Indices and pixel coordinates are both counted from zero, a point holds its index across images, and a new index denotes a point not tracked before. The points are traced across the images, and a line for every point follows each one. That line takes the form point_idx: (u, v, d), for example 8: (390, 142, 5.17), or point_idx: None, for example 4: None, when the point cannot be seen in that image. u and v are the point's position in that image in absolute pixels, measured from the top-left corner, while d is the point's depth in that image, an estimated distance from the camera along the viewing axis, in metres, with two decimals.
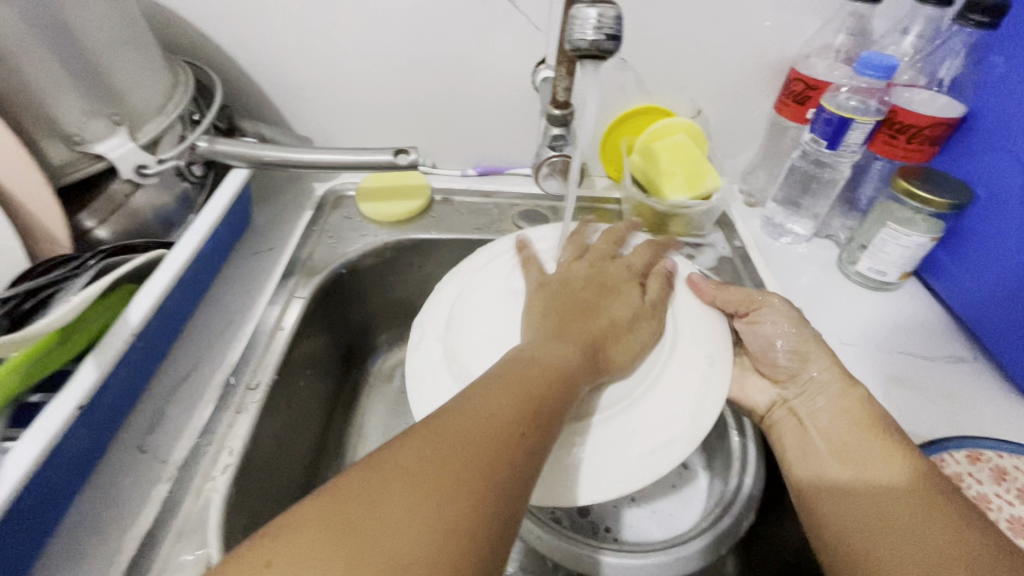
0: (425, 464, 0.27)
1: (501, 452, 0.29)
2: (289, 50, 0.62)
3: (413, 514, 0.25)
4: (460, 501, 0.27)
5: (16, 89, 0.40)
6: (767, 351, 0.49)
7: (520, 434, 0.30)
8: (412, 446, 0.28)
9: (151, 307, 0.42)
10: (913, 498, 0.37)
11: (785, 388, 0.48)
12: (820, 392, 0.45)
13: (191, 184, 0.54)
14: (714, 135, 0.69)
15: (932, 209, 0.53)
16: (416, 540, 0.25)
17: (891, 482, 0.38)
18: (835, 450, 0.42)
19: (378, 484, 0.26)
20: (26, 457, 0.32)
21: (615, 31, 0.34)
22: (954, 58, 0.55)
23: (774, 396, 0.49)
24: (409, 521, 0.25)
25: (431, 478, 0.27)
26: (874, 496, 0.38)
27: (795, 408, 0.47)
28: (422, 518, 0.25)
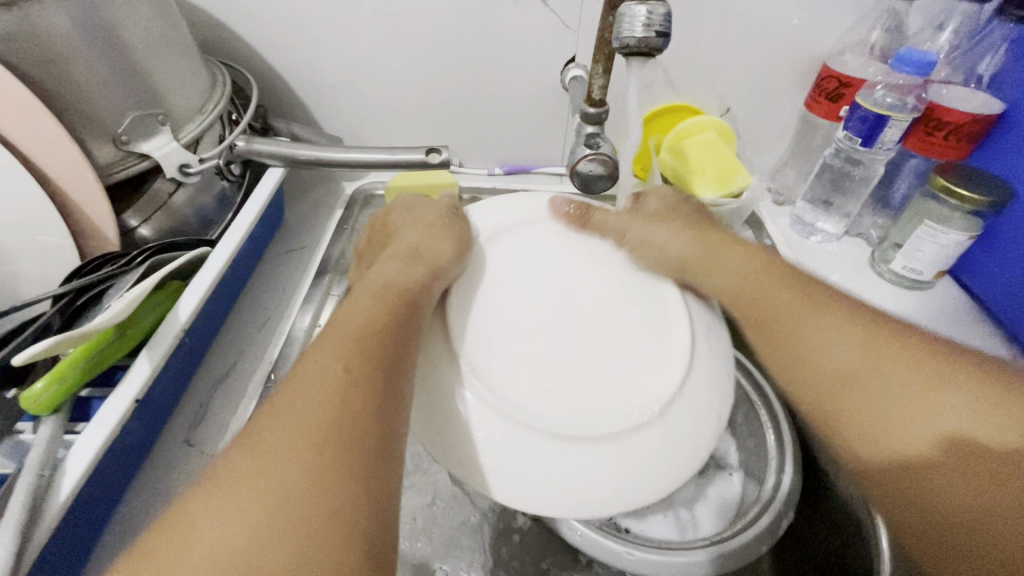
0: (278, 442, 0.26)
1: (336, 415, 0.27)
2: (321, 50, 0.62)
3: (253, 507, 0.24)
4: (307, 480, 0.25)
5: (65, 90, 0.41)
6: None
7: (347, 407, 0.28)
8: (270, 426, 0.27)
9: (198, 303, 0.42)
10: (985, 466, 0.29)
11: None
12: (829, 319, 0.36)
13: (229, 184, 0.55)
14: (742, 133, 0.69)
15: (970, 207, 0.52)
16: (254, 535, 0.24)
17: (960, 442, 0.30)
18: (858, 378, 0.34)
19: (233, 479, 0.25)
20: (88, 449, 0.33)
21: (664, 29, 0.34)
22: (993, 53, 0.55)
23: None
24: (255, 516, 0.24)
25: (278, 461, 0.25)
26: (911, 444, 0.31)
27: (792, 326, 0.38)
28: (276, 506, 0.24)
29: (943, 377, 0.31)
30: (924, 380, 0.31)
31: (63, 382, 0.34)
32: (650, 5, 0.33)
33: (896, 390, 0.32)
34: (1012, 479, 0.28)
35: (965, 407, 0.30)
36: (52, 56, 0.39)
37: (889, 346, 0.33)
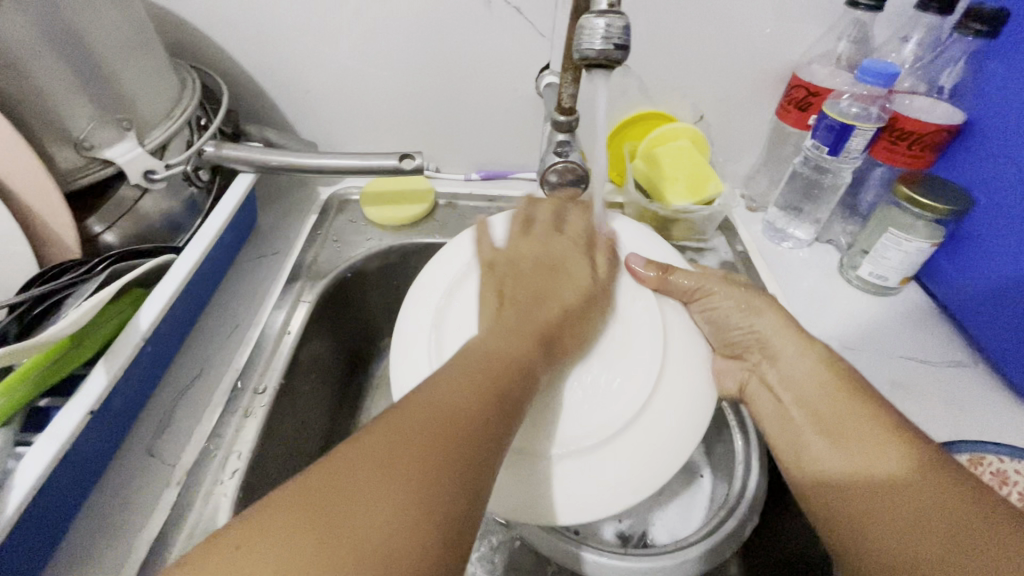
0: (391, 443, 0.27)
1: (475, 436, 0.30)
2: (295, 54, 0.62)
3: (426, 484, 0.26)
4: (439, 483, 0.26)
5: (25, 95, 0.40)
6: (722, 327, 0.48)
7: (489, 436, 0.30)
8: (399, 422, 0.29)
9: (160, 312, 0.42)
10: (913, 485, 0.34)
11: (756, 365, 0.47)
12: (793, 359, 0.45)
13: (198, 189, 0.54)
14: (716, 140, 0.70)
15: (932, 215, 0.53)
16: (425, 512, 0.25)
17: (891, 471, 0.35)
18: (823, 428, 0.40)
19: (346, 470, 0.26)
20: (39, 462, 0.32)
21: (623, 41, 0.34)
22: (953, 66, 0.56)
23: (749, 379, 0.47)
24: (406, 499, 0.25)
25: (375, 465, 0.26)
26: (870, 478, 0.36)
27: (766, 378, 0.46)
28: (411, 500, 0.25)
29: (884, 426, 0.37)
30: (856, 430, 0.38)
31: (14, 393, 0.34)
32: (609, 18, 0.34)
33: (848, 439, 0.38)
34: (931, 497, 0.33)
35: (888, 443, 0.37)
36: (9, 61, 0.38)
37: (848, 393, 0.40)
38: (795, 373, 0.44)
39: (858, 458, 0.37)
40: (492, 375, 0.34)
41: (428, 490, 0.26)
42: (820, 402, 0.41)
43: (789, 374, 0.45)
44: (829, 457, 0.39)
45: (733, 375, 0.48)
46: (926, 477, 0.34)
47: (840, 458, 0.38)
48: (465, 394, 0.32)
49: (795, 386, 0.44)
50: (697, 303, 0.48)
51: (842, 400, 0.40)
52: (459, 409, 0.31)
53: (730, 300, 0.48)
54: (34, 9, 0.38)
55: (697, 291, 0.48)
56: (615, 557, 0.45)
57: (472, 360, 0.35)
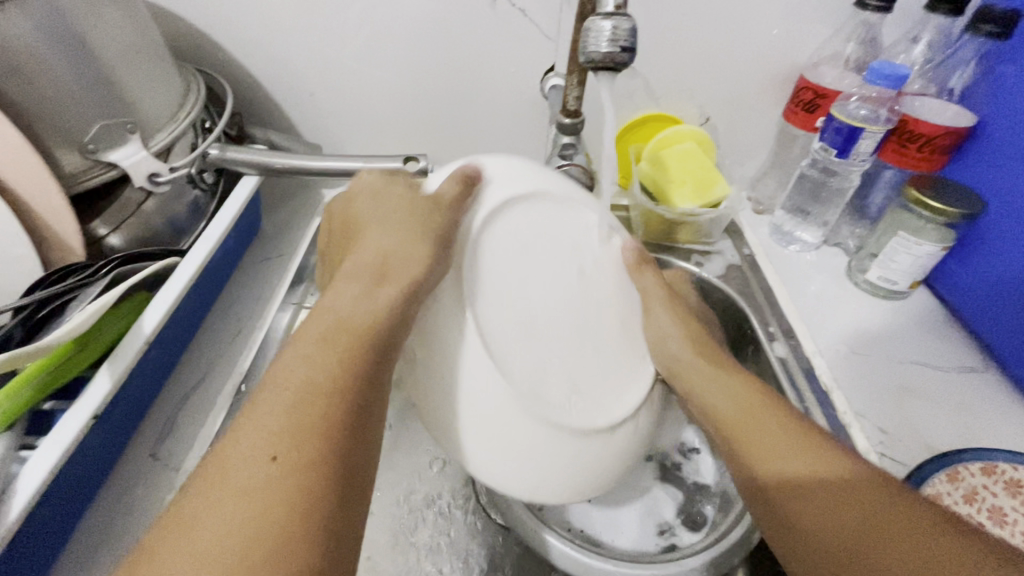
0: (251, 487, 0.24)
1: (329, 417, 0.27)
2: (301, 57, 0.62)
3: (271, 494, 0.24)
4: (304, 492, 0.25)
5: (30, 99, 0.40)
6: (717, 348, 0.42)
7: (307, 441, 0.26)
8: (258, 414, 0.27)
9: (164, 315, 0.42)
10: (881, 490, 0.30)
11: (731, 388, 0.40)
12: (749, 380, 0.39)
13: (201, 192, 0.54)
14: (722, 142, 0.69)
15: (943, 219, 0.52)
16: (268, 533, 0.23)
17: (840, 475, 0.31)
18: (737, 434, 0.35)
19: (200, 509, 0.24)
20: (42, 466, 0.32)
21: (629, 44, 0.34)
22: (963, 68, 0.55)
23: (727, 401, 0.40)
24: (247, 514, 0.24)
25: (267, 425, 0.26)
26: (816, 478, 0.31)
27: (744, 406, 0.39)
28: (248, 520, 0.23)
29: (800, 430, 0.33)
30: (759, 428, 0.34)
31: (18, 398, 0.33)
32: (615, 21, 0.33)
33: (754, 433, 0.34)
34: (849, 512, 0.29)
35: (810, 457, 0.32)
36: (17, 66, 0.39)
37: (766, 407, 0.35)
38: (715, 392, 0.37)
39: (781, 458, 0.33)
40: (311, 392, 0.28)
41: (261, 523, 0.23)
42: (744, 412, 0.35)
43: (712, 404, 0.37)
44: (756, 456, 0.34)
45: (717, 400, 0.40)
46: (886, 493, 0.30)
47: (759, 455, 0.33)
48: (286, 411, 0.27)
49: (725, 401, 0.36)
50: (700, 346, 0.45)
51: (745, 413, 0.35)
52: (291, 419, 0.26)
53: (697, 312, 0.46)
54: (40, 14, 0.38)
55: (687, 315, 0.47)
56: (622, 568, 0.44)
57: (286, 387, 0.28)
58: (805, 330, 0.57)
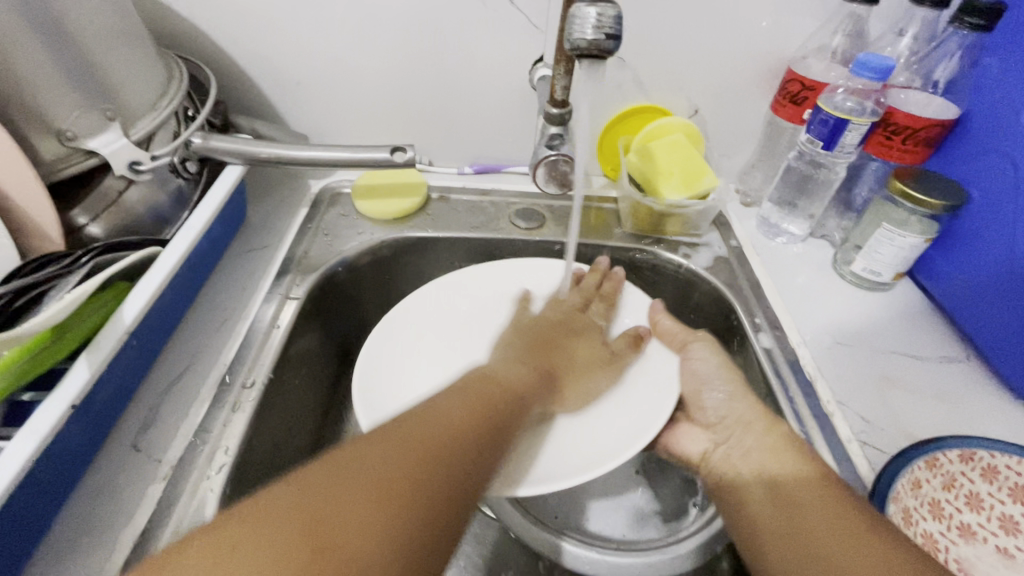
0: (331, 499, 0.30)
1: (462, 447, 0.36)
2: (285, 44, 0.61)
3: (401, 458, 0.33)
4: (427, 480, 0.33)
5: (3, 83, 0.39)
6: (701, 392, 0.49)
7: (425, 480, 0.33)
8: (417, 424, 0.36)
9: (145, 305, 0.41)
10: (827, 486, 0.39)
11: (714, 436, 0.48)
12: (739, 440, 0.46)
13: (185, 181, 0.53)
14: (710, 134, 0.69)
15: (926, 210, 0.53)
16: (399, 500, 0.31)
17: (807, 476, 0.40)
18: (744, 458, 0.45)
19: (354, 466, 0.32)
20: (19, 457, 0.32)
21: (615, 31, 0.34)
22: (949, 60, 0.55)
23: (704, 445, 0.49)
24: (354, 493, 0.30)
25: (386, 449, 0.33)
26: (788, 483, 0.41)
27: (724, 453, 0.47)
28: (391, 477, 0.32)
29: (791, 446, 0.43)
30: (755, 447, 0.44)
31: None
32: (600, 7, 0.33)
33: (756, 447, 0.44)
34: (818, 501, 0.38)
35: (788, 462, 0.42)
36: None
37: (780, 435, 0.44)
38: (738, 433, 0.46)
39: (770, 468, 0.42)
40: (439, 438, 0.35)
41: (339, 517, 0.29)
42: (758, 459, 0.43)
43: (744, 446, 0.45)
44: (749, 458, 0.44)
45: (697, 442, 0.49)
46: (839, 495, 0.38)
47: (753, 463, 0.44)
48: (400, 455, 0.33)
49: (749, 457, 0.44)
50: (722, 443, 0.47)
51: (754, 442, 0.44)
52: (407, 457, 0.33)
53: (720, 414, 0.48)
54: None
55: (699, 402, 0.49)
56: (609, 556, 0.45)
57: (427, 421, 0.37)
58: (791, 321, 0.58)
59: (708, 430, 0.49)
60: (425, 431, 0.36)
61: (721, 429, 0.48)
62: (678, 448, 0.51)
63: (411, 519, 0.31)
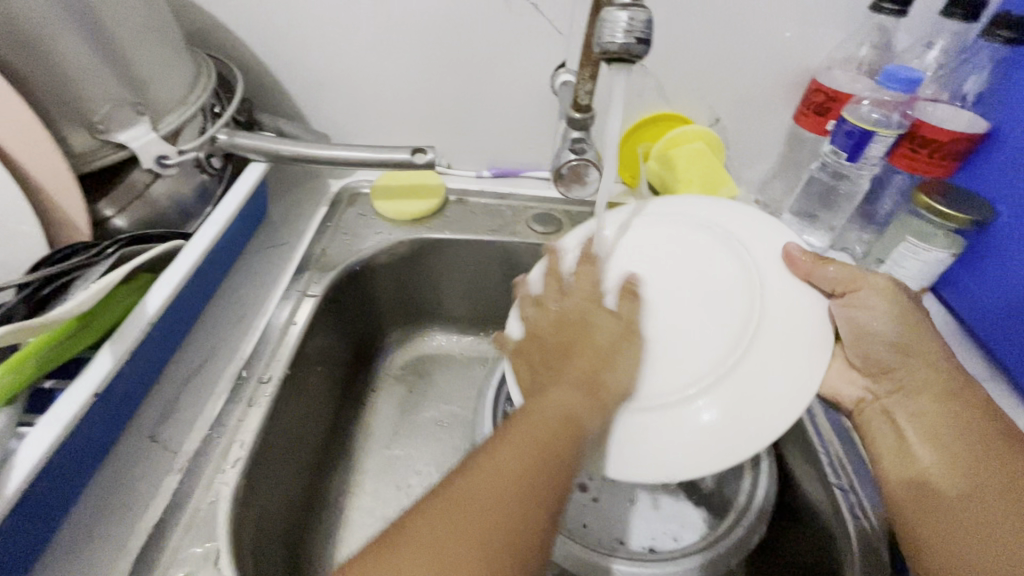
0: (446, 520, 0.28)
1: (525, 506, 0.30)
2: (311, 43, 0.62)
3: (466, 524, 0.28)
4: (524, 477, 0.30)
5: (41, 75, 0.40)
6: (868, 338, 0.43)
7: (528, 523, 0.29)
8: (449, 502, 0.29)
9: (167, 297, 0.41)
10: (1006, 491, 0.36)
11: (877, 384, 0.45)
12: (919, 391, 0.42)
13: (209, 177, 0.54)
14: (731, 144, 0.69)
15: (952, 224, 0.52)
16: (485, 529, 0.28)
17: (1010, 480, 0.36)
18: (922, 436, 0.41)
19: (406, 532, 0.28)
20: (42, 443, 0.32)
21: (644, 35, 0.34)
22: (978, 73, 0.55)
23: (863, 390, 0.46)
24: (449, 519, 0.28)
25: (501, 482, 0.30)
26: (957, 481, 0.38)
27: (889, 408, 0.44)
28: (474, 517, 0.28)
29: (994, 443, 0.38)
30: (955, 434, 0.39)
31: (21, 371, 0.33)
32: (631, 11, 0.33)
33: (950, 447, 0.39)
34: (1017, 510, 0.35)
35: (967, 455, 0.38)
36: (30, 41, 0.38)
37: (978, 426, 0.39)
38: (928, 469, 0.39)
39: (957, 464, 0.38)
40: (546, 433, 0.33)
41: (484, 545, 0.28)
42: (937, 429, 0.40)
43: (914, 450, 0.41)
44: (930, 453, 0.40)
45: (853, 390, 0.46)
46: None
47: (939, 458, 0.39)
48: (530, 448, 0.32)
49: (923, 422, 0.41)
50: (895, 391, 0.43)
51: (984, 468, 0.37)
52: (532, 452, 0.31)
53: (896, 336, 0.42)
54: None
55: (869, 344, 0.43)
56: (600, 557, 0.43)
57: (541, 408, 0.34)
58: None
59: (870, 375, 0.45)
60: (535, 421, 0.33)
61: (919, 401, 0.42)
62: (834, 392, 0.48)
63: (498, 539, 0.28)
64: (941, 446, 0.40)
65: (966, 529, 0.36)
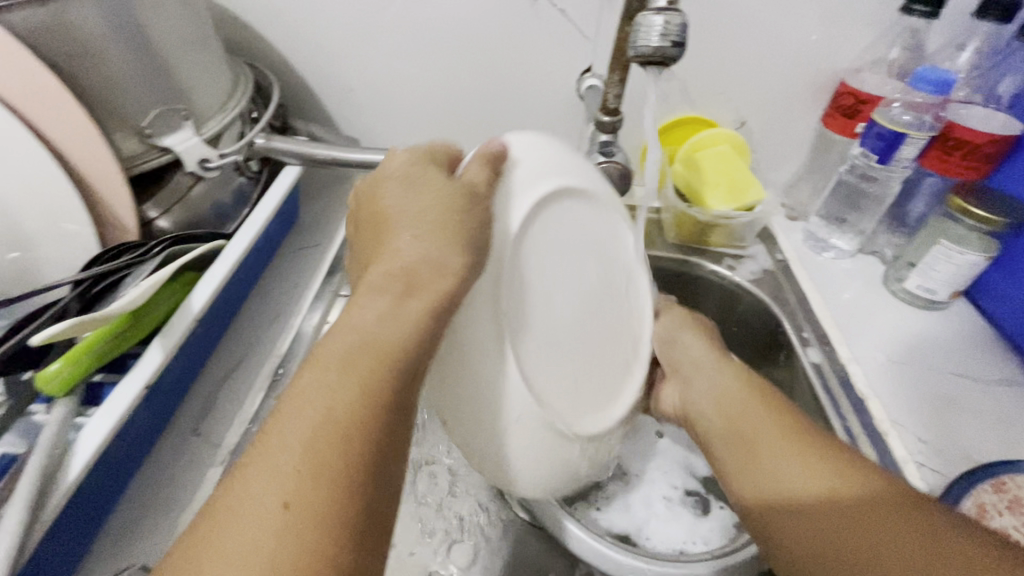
0: (239, 502, 0.24)
1: (322, 488, 0.24)
2: (343, 51, 0.63)
3: (301, 504, 0.24)
4: (332, 471, 0.25)
5: (94, 83, 0.42)
6: (670, 350, 0.48)
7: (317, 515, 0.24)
8: (245, 482, 0.25)
9: (212, 294, 0.43)
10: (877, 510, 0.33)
11: (683, 383, 0.47)
12: (706, 377, 0.46)
13: (246, 179, 0.56)
14: (757, 147, 0.69)
15: (986, 227, 0.52)
16: (295, 515, 0.24)
17: (821, 494, 0.35)
18: (768, 449, 0.39)
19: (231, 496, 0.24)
20: (98, 433, 0.33)
21: (679, 39, 0.34)
22: (1014, 75, 0.54)
23: (677, 399, 0.48)
24: (277, 492, 0.24)
25: (288, 453, 0.25)
26: (802, 496, 0.36)
27: (682, 398, 0.47)
28: (276, 484, 0.24)
29: (818, 453, 0.37)
30: (808, 448, 0.37)
31: (79, 364, 0.35)
32: (666, 15, 0.34)
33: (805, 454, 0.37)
34: (885, 525, 0.32)
35: (815, 465, 0.36)
36: (84, 51, 0.40)
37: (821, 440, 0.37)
38: (785, 477, 0.37)
39: (794, 474, 0.37)
40: (377, 381, 0.27)
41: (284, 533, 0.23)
42: (778, 435, 0.39)
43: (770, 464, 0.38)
44: (779, 460, 0.38)
45: (665, 401, 0.49)
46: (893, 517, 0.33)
47: (788, 467, 0.37)
48: (344, 390, 0.27)
49: (718, 400, 0.44)
50: (682, 379, 0.47)
51: (813, 493, 0.36)
52: (345, 402, 0.27)
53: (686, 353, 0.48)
54: (109, 6, 0.40)
55: (672, 358, 0.48)
56: (626, 555, 0.44)
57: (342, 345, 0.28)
58: (839, 335, 0.56)
59: (675, 378, 0.48)
60: (357, 362, 0.28)
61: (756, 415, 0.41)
62: (662, 403, 0.50)
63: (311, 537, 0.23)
64: (807, 465, 0.37)
65: (807, 542, 0.35)
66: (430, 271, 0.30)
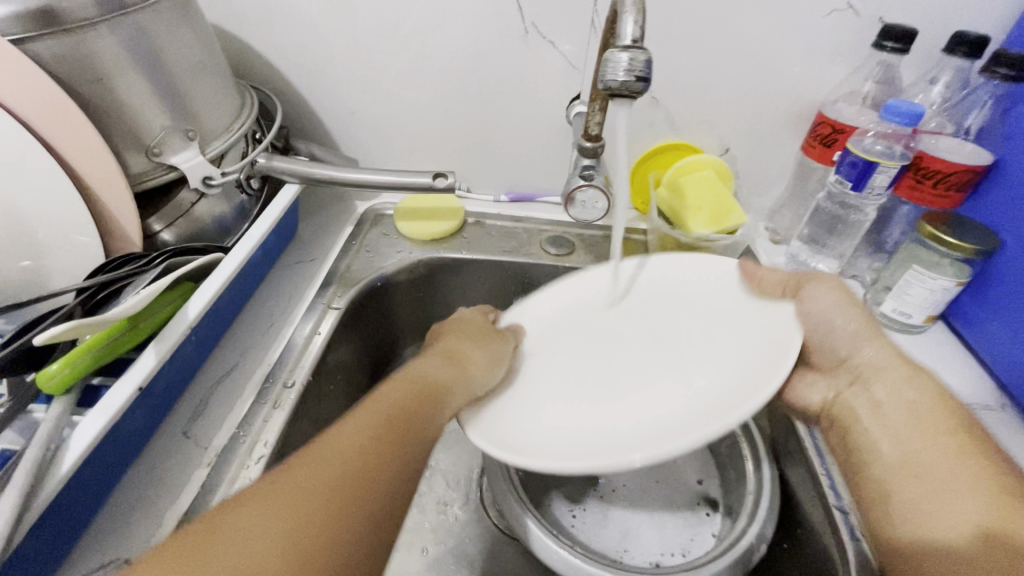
0: (271, 497, 0.28)
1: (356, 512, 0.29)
2: (344, 76, 0.67)
3: (303, 507, 0.28)
4: (345, 498, 0.29)
5: (106, 106, 0.45)
6: (826, 330, 0.46)
7: (339, 515, 0.28)
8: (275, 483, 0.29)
9: (207, 304, 0.45)
10: (998, 551, 0.32)
11: (839, 380, 0.46)
12: (884, 380, 0.43)
13: (248, 196, 0.59)
14: (741, 172, 0.71)
15: (958, 254, 0.53)
16: (305, 520, 0.27)
17: (948, 539, 0.34)
18: (916, 484, 0.37)
19: (255, 491, 0.28)
20: (91, 430, 0.36)
21: (644, 74, 0.37)
22: (980, 108, 0.56)
23: (825, 394, 0.48)
24: (295, 505, 0.28)
25: (320, 472, 0.30)
26: (952, 541, 0.34)
27: (859, 397, 0.44)
28: (309, 482, 0.29)
29: (1002, 499, 0.34)
30: (953, 484, 0.35)
31: (76, 365, 0.37)
32: (632, 53, 0.36)
33: (954, 491, 0.35)
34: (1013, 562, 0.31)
35: (975, 500, 0.34)
36: (98, 77, 0.44)
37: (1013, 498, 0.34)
38: (934, 524, 0.35)
39: (951, 516, 0.34)
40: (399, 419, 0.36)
41: (298, 529, 0.27)
42: (914, 450, 0.39)
43: (908, 498, 0.37)
44: (923, 503, 0.36)
45: (822, 389, 0.48)
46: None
47: (931, 510, 0.35)
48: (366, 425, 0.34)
49: (900, 409, 0.41)
50: (853, 381, 0.45)
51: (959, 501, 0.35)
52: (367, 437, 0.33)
53: (847, 337, 0.45)
54: (125, 37, 0.43)
55: (832, 343, 0.47)
56: (598, 567, 0.44)
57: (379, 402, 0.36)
58: None
59: (829, 375, 0.48)
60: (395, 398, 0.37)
61: (912, 443, 0.39)
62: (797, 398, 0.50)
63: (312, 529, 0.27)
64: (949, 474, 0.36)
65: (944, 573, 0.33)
66: (443, 361, 0.43)
